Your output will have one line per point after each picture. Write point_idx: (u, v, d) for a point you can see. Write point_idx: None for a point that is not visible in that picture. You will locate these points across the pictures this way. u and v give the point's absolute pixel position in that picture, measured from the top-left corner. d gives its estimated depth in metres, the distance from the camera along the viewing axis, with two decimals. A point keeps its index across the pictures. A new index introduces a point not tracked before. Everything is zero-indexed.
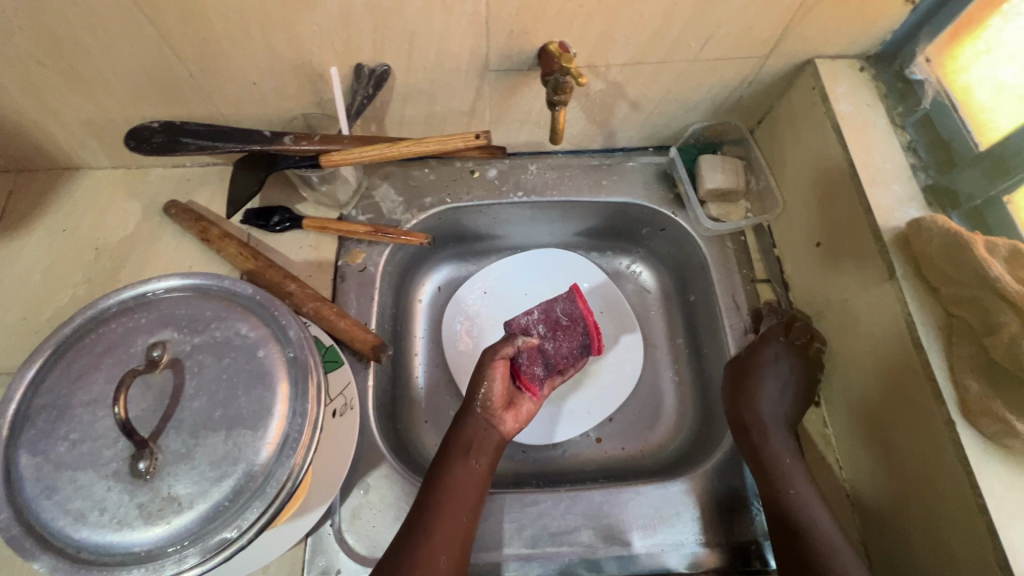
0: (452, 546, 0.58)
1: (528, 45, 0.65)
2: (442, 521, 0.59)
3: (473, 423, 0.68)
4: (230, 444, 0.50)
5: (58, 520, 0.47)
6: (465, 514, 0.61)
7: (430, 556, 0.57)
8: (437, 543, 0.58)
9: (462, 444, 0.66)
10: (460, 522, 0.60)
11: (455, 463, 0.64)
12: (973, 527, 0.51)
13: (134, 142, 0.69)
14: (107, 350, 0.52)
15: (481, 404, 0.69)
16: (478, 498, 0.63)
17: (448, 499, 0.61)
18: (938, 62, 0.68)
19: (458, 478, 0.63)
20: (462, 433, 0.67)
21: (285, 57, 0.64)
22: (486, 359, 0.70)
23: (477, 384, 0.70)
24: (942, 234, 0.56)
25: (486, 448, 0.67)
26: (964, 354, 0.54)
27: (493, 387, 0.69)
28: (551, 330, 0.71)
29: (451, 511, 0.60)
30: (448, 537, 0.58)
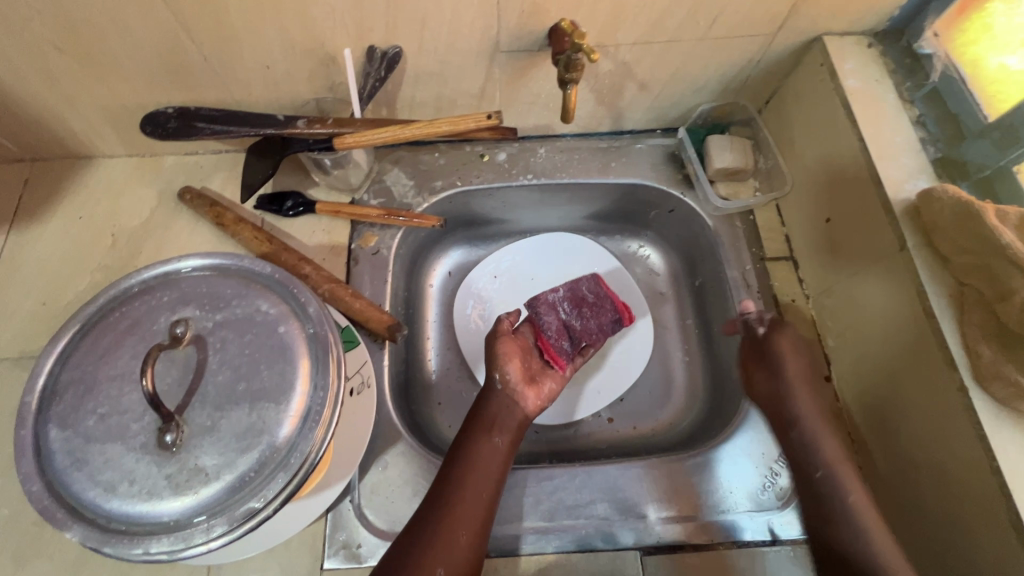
0: (472, 521, 0.59)
1: (539, 25, 0.65)
2: (462, 496, 0.60)
3: (493, 401, 0.69)
4: (254, 417, 0.51)
5: (88, 491, 0.48)
6: (487, 491, 0.61)
7: (451, 529, 0.57)
8: (457, 518, 0.58)
9: (484, 422, 0.67)
10: (482, 498, 0.61)
11: (476, 440, 0.65)
12: (988, 492, 0.52)
13: (151, 127, 0.71)
14: (131, 328, 0.53)
15: (501, 382, 0.71)
16: (500, 475, 0.64)
17: (468, 474, 0.62)
18: (947, 36, 0.69)
19: (478, 455, 0.63)
20: (482, 411, 0.69)
21: (298, 40, 0.64)
22: (498, 337, 0.74)
23: (494, 363, 0.72)
24: (951, 203, 0.56)
25: (508, 425, 0.68)
26: (976, 321, 0.54)
27: (509, 362, 0.72)
28: (577, 306, 0.76)
29: (471, 486, 0.61)
30: (468, 513, 0.59)
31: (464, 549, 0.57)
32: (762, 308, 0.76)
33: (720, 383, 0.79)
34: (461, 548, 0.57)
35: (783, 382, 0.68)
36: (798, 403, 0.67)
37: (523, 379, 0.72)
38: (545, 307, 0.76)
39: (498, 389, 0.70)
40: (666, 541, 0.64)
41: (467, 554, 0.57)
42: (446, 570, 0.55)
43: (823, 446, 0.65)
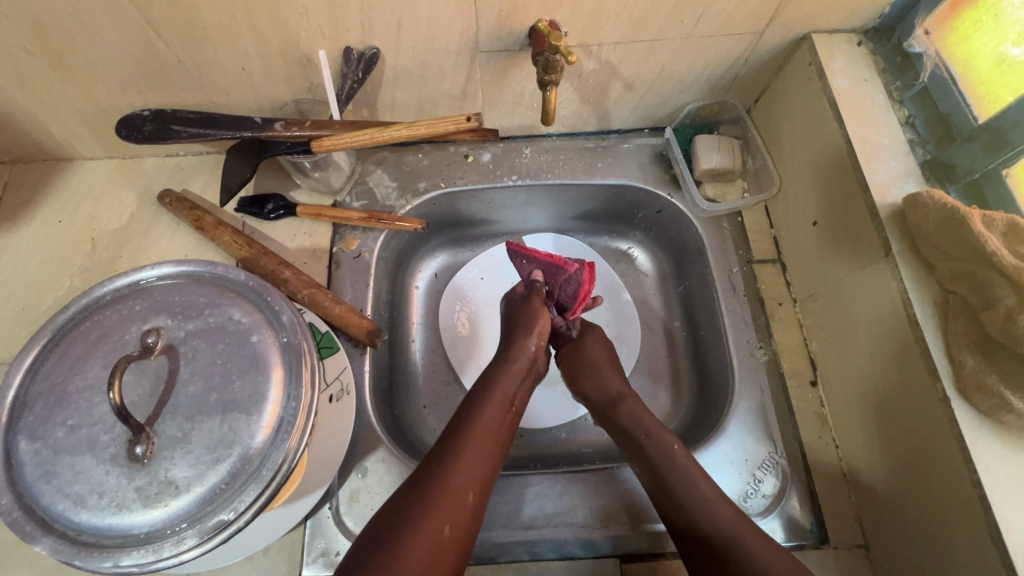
0: (478, 482, 0.57)
1: (518, 24, 0.64)
2: (473, 457, 0.58)
3: (505, 364, 0.69)
4: (226, 428, 0.50)
5: (57, 503, 0.47)
6: (493, 453, 0.60)
7: (460, 487, 0.55)
8: (464, 480, 0.56)
9: (494, 384, 0.66)
10: (487, 461, 0.59)
11: (484, 402, 0.64)
12: (969, 503, 0.51)
13: (126, 131, 0.68)
14: (102, 337, 0.53)
15: (522, 348, 0.71)
16: (503, 437, 0.63)
17: (477, 436, 0.60)
18: (939, 34, 0.67)
19: (486, 421, 0.62)
20: (493, 374, 0.68)
21: (273, 42, 0.63)
22: (527, 298, 0.77)
23: (524, 326, 0.73)
24: (937, 208, 0.55)
25: (515, 389, 0.67)
26: (960, 330, 0.53)
27: (537, 326, 0.74)
28: (549, 273, 0.80)
29: (481, 445, 0.60)
30: (476, 473, 0.57)
31: (469, 511, 0.55)
32: (748, 312, 0.75)
33: (704, 386, 0.78)
34: (468, 511, 0.55)
35: (597, 371, 0.72)
36: (631, 402, 0.68)
37: (541, 347, 0.73)
38: (538, 276, 0.80)
39: (516, 352, 0.71)
40: (646, 548, 0.64)
41: (472, 516, 0.55)
42: (451, 530, 0.53)
43: (644, 415, 0.66)
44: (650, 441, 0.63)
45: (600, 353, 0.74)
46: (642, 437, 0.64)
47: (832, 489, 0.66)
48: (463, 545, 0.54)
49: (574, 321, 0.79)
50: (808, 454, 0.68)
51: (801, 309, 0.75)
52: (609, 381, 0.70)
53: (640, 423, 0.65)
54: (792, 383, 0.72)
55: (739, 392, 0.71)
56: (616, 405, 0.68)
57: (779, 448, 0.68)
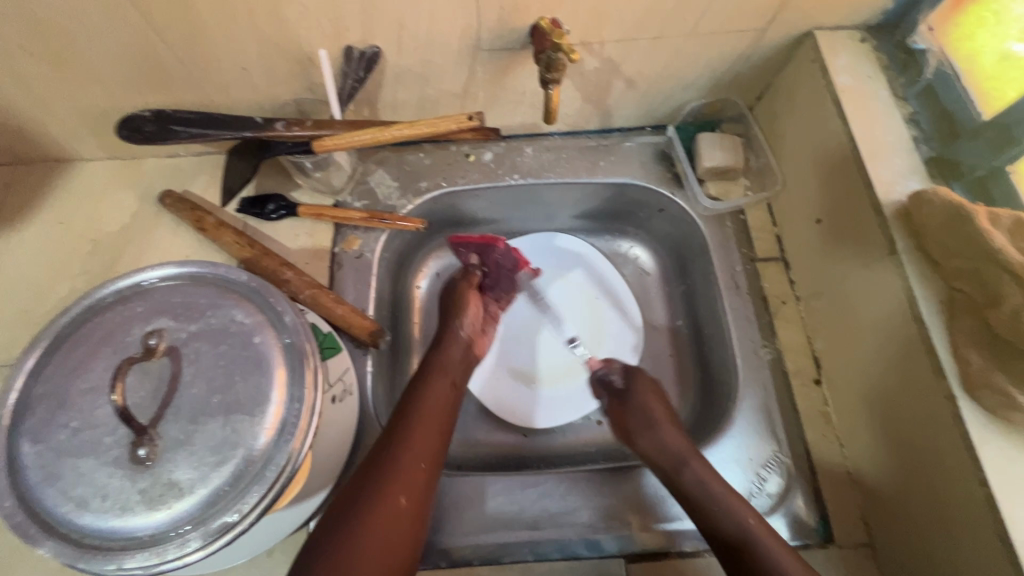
0: (429, 453, 0.58)
1: (520, 22, 0.63)
2: (420, 429, 0.59)
3: (442, 350, 0.69)
4: (229, 429, 0.50)
5: (61, 506, 0.47)
6: (442, 428, 0.61)
7: (411, 459, 0.56)
8: (414, 452, 0.57)
9: (439, 365, 0.68)
10: (436, 434, 0.60)
11: (427, 381, 0.65)
12: (975, 502, 0.51)
13: (128, 131, 0.71)
14: (105, 339, 0.52)
15: (454, 334, 0.71)
16: (450, 412, 0.64)
17: (424, 411, 0.61)
18: (942, 30, 0.67)
19: (430, 398, 0.63)
20: (431, 358, 0.69)
21: (274, 41, 0.63)
22: (456, 287, 0.76)
23: (452, 313, 0.73)
24: (943, 207, 0.55)
25: (457, 370, 0.68)
26: (966, 327, 0.53)
27: (470, 312, 0.74)
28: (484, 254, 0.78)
29: (428, 418, 0.61)
30: (426, 445, 0.58)
31: (423, 481, 0.56)
32: (752, 311, 0.75)
33: (708, 385, 0.78)
34: (420, 479, 0.56)
35: (654, 430, 0.67)
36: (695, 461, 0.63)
37: (476, 333, 0.74)
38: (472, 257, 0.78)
39: (450, 338, 0.71)
40: (650, 548, 0.64)
41: (425, 485, 0.56)
42: (406, 500, 0.54)
43: (712, 480, 0.61)
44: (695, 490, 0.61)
45: (656, 409, 0.70)
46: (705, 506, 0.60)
47: (837, 488, 0.66)
48: (421, 514, 0.55)
49: (612, 366, 0.77)
50: (813, 453, 0.68)
51: (804, 307, 0.75)
52: (668, 437, 0.66)
53: (710, 494, 0.61)
54: (796, 381, 0.71)
55: (743, 391, 0.70)
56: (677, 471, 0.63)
57: (783, 447, 0.68)
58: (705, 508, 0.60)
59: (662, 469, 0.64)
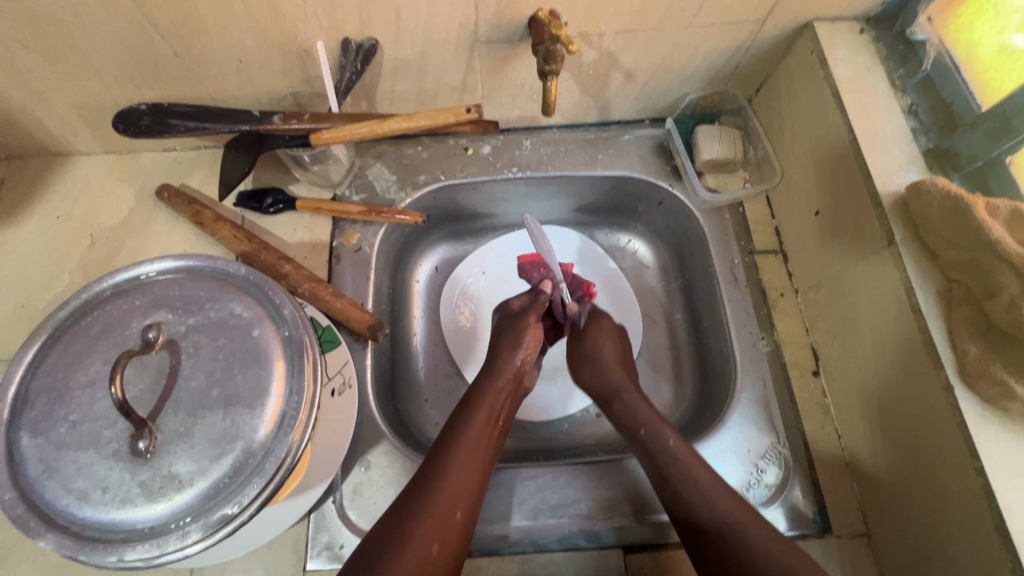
0: (465, 500, 0.57)
1: (519, 14, 0.63)
2: (460, 474, 0.58)
3: (491, 382, 0.68)
4: (228, 422, 0.50)
5: (61, 499, 0.47)
6: (483, 468, 0.60)
7: (447, 506, 0.55)
8: (449, 497, 0.56)
9: (482, 400, 0.65)
10: (474, 477, 0.59)
11: (469, 421, 0.63)
12: (973, 493, 0.51)
13: (123, 125, 0.68)
14: (103, 333, 0.52)
15: (510, 363, 0.70)
16: (492, 452, 0.62)
17: (464, 454, 0.60)
18: (942, 21, 0.66)
19: (471, 441, 0.61)
20: (477, 390, 0.67)
21: (271, 33, 0.62)
22: (525, 310, 0.76)
23: (513, 338, 0.72)
24: (942, 197, 0.55)
25: (504, 406, 0.66)
26: (963, 317, 0.53)
27: (532, 339, 0.72)
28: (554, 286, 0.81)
29: (469, 462, 0.59)
30: (463, 493, 0.57)
31: (457, 528, 0.55)
32: (750, 303, 0.75)
33: (706, 377, 0.78)
34: (455, 525, 0.55)
35: (597, 362, 0.73)
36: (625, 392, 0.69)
37: (529, 364, 0.72)
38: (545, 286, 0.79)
39: (501, 367, 0.69)
40: (648, 539, 0.64)
41: (460, 532, 0.55)
42: (438, 549, 0.53)
43: (641, 406, 0.67)
44: (647, 436, 0.63)
45: (604, 345, 0.74)
46: (641, 432, 0.64)
47: (834, 478, 0.66)
48: (452, 562, 0.54)
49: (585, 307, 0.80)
50: (811, 444, 0.68)
51: (803, 299, 0.75)
52: (610, 371, 0.72)
53: (637, 418, 0.66)
54: (794, 373, 0.72)
55: (741, 383, 0.71)
56: (611, 401, 0.69)
57: (782, 438, 0.68)
58: (670, 479, 0.60)
59: (603, 399, 0.71)
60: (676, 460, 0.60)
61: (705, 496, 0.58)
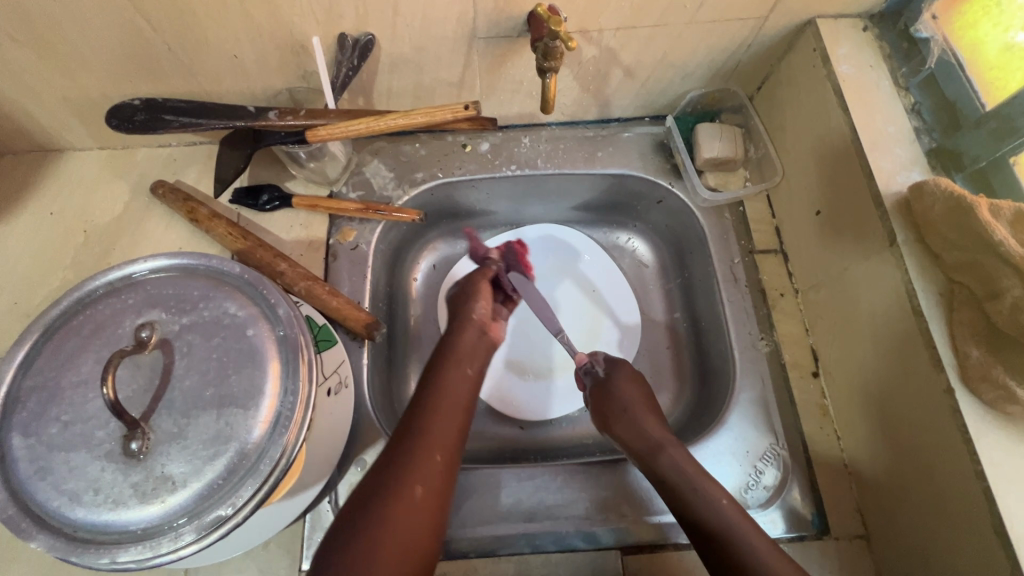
0: (446, 444, 0.57)
1: (517, 9, 0.62)
2: (437, 419, 0.58)
3: (458, 333, 0.69)
4: (222, 423, 0.49)
5: (53, 500, 0.47)
6: (459, 418, 0.60)
7: (428, 449, 0.55)
8: (428, 442, 0.56)
9: (452, 352, 0.66)
10: (453, 426, 0.59)
11: (441, 371, 0.63)
12: (972, 494, 0.51)
13: (116, 120, 0.67)
14: (95, 332, 0.52)
15: (469, 316, 0.71)
16: (469, 402, 0.62)
17: (440, 405, 0.60)
18: (946, 18, 0.66)
19: (446, 390, 0.61)
20: (447, 343, 0.68)
21: (266, 28, 0.61)
22: (472, 275, 0.78)
23: (467, 296, 0.74)
24: (943, 198, 0.54)
25: (474, 355, 0.67)
26: (965, 320, 0.53)
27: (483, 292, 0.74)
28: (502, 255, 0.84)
29: (444, 410, 0.59)
30: (443, 436, 0.57)
31: (441, 471, 0.55)
32: (749, 303, 0.74)
33: (705, 377, 0.78)
34: (438, 466, 0.54)
35: (631, 416, 0.67)
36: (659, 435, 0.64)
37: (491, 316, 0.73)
38: (493, 254, 0.82)
39: (465, 320, 0.70)
40: (646, 540, 0.64)
41: (444, 475, 0.55)
42: (422, 491, 0.53)
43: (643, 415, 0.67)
44: (695, 494, 0.59)
45: (630, 392, 0.69)
46: (687, 488, 0.60)
47: (833, 480, 0.66)
48: (438, 508, 0.53)
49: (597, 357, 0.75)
50: (810, 446, 0.68)
51: (803, 299, 0.75)
52: (646, 424, 0.66)
53: (686, 474, 0.60)
54: (794, 374, 0.71)
55: (740, 383, 0.70)
56: (652, 456, 0.63)
57: (780, 439, 0.67)
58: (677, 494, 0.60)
59: (638, 456, 0.64)
60: (682, 472, 0.61)
61: (710, 501, 0.58)
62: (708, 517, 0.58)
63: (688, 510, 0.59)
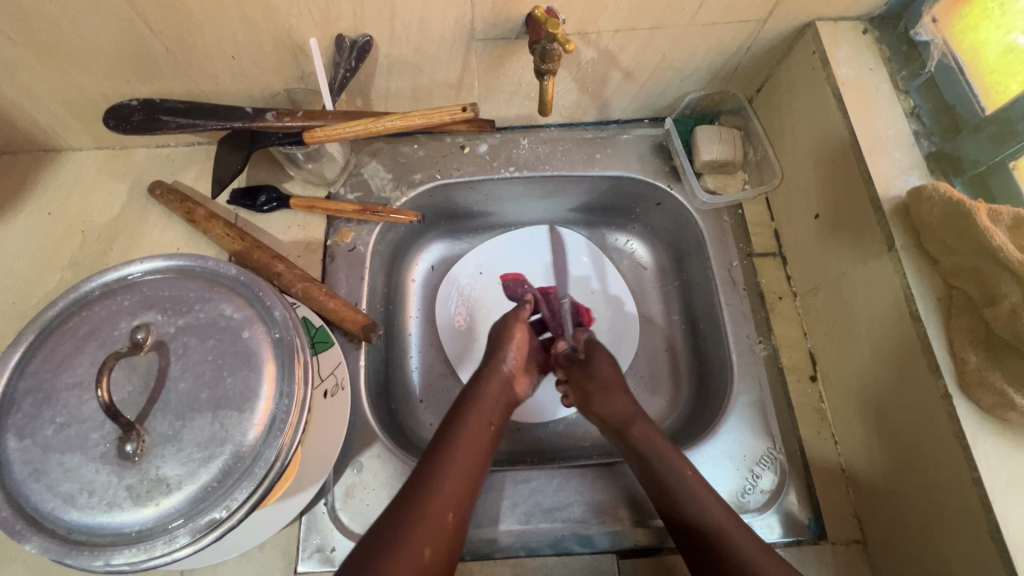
0: (458, 502, 0.57)
1: (515, 11, 0.62)
2: (450, 475, 0.58)
3: (480, 386, 0.69)
4: (217, 425, 0.49)
5: (47, 502, 0.47)
6: (473, 471, 0.60)
7: (440, 508, 0.55)
8: (440, 501, 0.56)
9: (473, 405, 0.66)
10: (465, 482, 0.59)
11: (460, 423, 0.63)
12: (969, 502, 0.50)
13: (113, 121, 0.67)
14: (91, 333, 0.52)
15: (498, 368, 0.71)
16: (484, 458, 0.62)
17: (457, 462, 0.59)
18: (946, 21, 0.65)
19: (462, 445, 0.61)
20: (468, 396, 0.68)
21: (263, 29, 0.61)
22: (506, 318, 0.79)
23: (501, 346, 0.74)
24: (942, 203, 0.54)
25: (495, 410, 0.67)
26: (964, 326, 0.53)
27: (515, 340, 0.75)
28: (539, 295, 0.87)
29: (461, 467, 0.59)
30: (455, 494, 0.57)
31: (450, 531, 0.55)
32: (747, 306, 0.74)
33: (703, 380, 0.78)
34: (447, 527, 0.55)
35: (606, 395, 0.70)
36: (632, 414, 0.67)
37: (519, 370, 0.73)
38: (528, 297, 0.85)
39: (490, 373, 0.71)
40: (642, 544, 0.64)
41: (453, 535, 0.55)
42: (432, 551, 0.52)
43: (652, 433, 0.65)
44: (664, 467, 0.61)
45: (607, 372, 0.72)
46: (654, 460, 0.62)
47: (831, 485, 0.66)
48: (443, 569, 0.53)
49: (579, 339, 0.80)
50: (807, 450, 0.67)
51: (801, 303, 0.74)
52: (618, 402, 0.69)
53: (653, 445, 0.63)
54: (791, 378, 0.71)
55: (737, 387, 0.70)
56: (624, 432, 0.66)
57: (778, 443, 0.67)
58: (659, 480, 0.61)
59: (614, 432, 0.67)
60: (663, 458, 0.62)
61: (691, 490, 0.59)
62: (692, 513, 0.58)
63: (671, 505, 0.59)
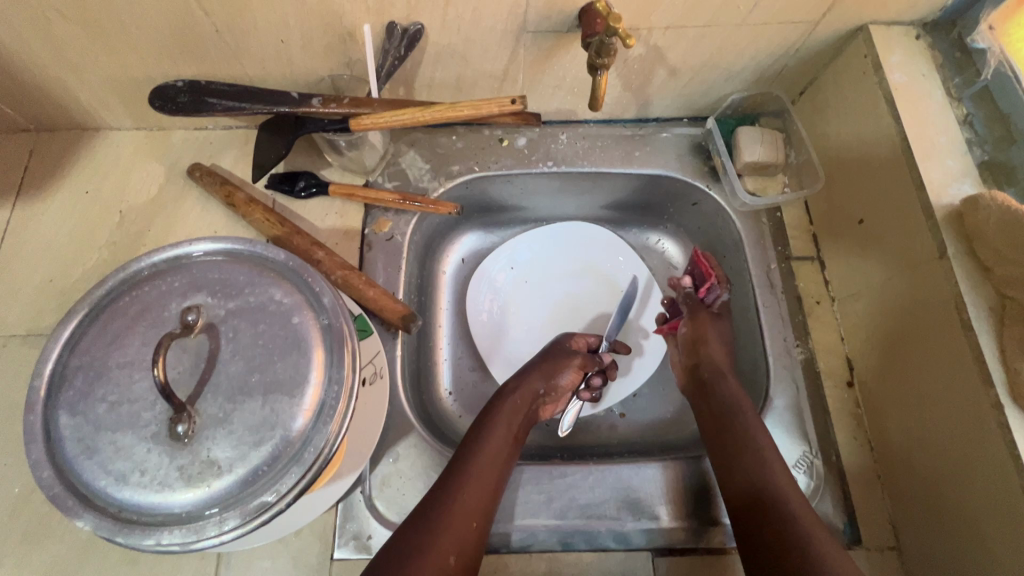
0: (481, 513, 0.58)
1: (570, 4, 0.61)
2: (475, 485, 0.59)
3: (508, 399, 0.69)
4: (268, 409, 0.49)
5: (99, 480, 0.47)
6: (495, 485, 0.61)
7: (465, 517, 0.56)
8: (465, 511, 0.57)
9: (501, 416, 0.66)
10: (487, 495, 0.59)
11: (487, 434, 0.64)
12: (1016, 513, 0.50)
13: (159, 101, 0.68)
14: (142, 313, 0.52)
15: (531, 386, 0.71)
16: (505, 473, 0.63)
17: (480, 475, 0.60)
18: (1002, 30, 0.65)
19: (487, 457, 0.62)
20: (496, 407, 0.68)
21: (316, 13, 0.61)
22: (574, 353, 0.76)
23: (550, 368, 0.73)
24: (1000, 212, 0.54)
25: (520, 425, 0.67)
26: (1017, 336, 0.52)
27: (566, 379, 0.74)
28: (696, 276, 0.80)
29: (484, 479, 0.60)
30: (480, 504, 0.58)
31: (472, 542, 0.56)
32: (785, 310, 0.74)
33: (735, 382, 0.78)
34: (471, 539, 0.56)
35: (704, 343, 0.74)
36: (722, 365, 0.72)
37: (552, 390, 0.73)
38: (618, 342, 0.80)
39: (522, 388, 0.71)
40: (679, 543, 0.64)
41: (474, 546, 0.56)
42: (456, 560, 0.54)
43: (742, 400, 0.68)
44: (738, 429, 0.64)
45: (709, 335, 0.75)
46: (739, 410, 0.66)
47: (865, 490, 0.66)
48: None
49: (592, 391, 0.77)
50: (842, 455, 0.67)
51: (839, 308, 0.74)
52: (715, 350, 0.74)
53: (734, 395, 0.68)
54: (827, 382, 0.71)
55: (774, 389, 0.70)
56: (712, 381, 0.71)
57: (814, 447, 0.67)
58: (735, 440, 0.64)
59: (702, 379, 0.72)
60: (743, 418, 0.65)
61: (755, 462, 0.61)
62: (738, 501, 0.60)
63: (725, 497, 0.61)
